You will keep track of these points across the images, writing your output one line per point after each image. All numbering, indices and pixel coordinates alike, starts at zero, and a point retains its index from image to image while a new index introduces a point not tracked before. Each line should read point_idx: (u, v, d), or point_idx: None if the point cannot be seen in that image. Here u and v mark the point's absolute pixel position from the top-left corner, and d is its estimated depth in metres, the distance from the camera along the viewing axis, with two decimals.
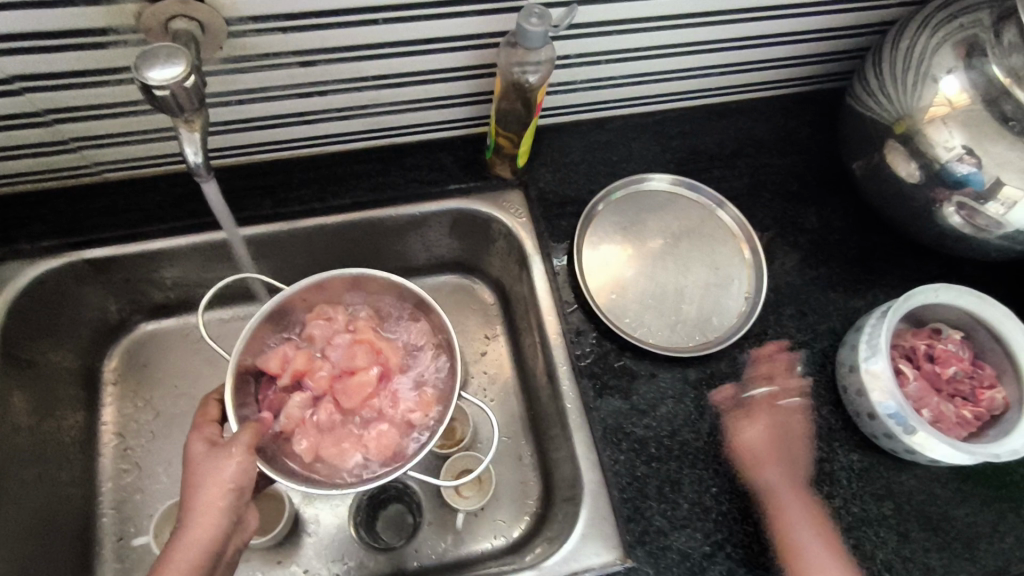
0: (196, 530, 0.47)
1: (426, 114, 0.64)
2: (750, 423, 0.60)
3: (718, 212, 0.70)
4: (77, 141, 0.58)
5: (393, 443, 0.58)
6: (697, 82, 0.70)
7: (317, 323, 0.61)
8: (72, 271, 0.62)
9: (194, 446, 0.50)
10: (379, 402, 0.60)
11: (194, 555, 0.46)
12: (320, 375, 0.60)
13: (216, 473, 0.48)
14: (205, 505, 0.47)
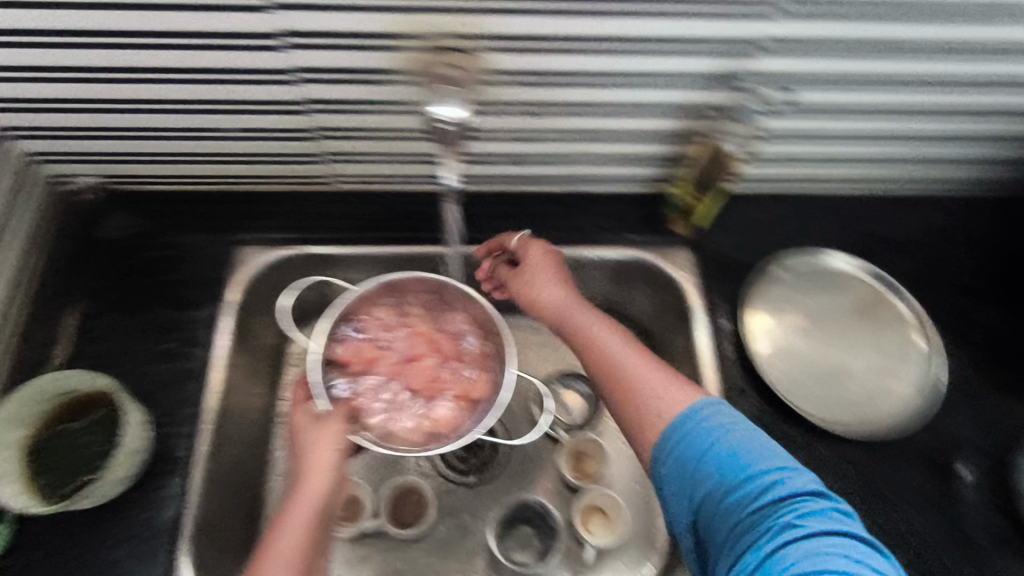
0: (310, 487, 0.51)
1: (620, 168, 0.70)
2: (626, 351, 0.55)
3: (894, 300, 0.70)
4: (329, 156, 0.67)
5: (458, 420, 0.59)
6: (882, 170, 0.72)
7: (380, 318, 0.63)
8: (297, 262, 0.70)
9: (301, 418, 0.56)
10: (441, 381, 0.61)
11: (313, 505, 0.50)
12: (386, 362, 0.61)
13: (326, 435, 0.53)
14: (315, 466, 0.52)
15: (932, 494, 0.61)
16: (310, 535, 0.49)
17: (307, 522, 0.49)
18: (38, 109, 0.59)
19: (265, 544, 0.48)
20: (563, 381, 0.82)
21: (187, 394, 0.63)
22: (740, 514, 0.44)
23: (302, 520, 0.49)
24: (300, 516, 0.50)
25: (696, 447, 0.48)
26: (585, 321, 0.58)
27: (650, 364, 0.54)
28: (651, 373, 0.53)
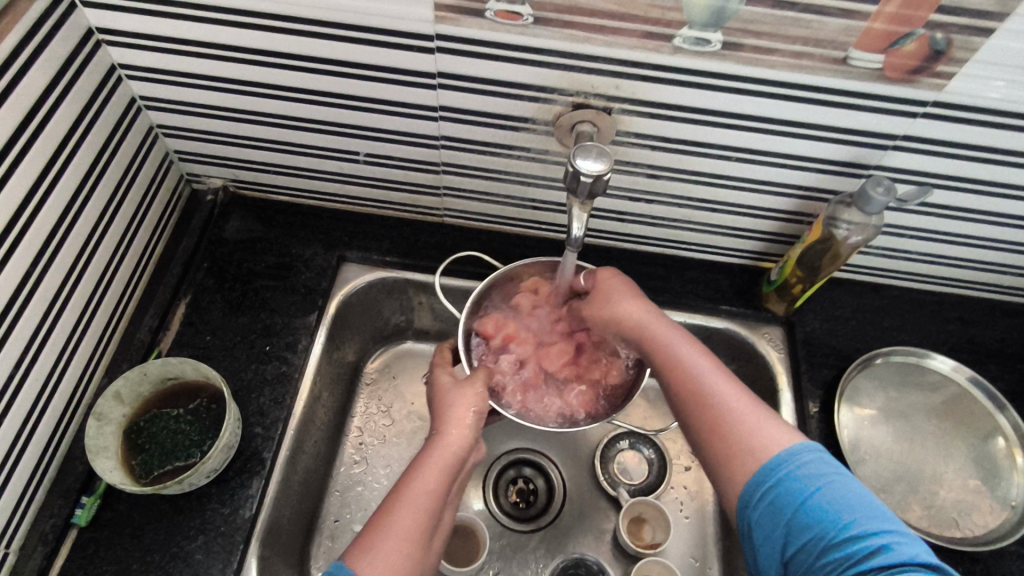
0: (446, 441, 0.57)
1: (724, 239, 0.71)
2: (715, 371, 0.54)
3: (998, 415, 0.66)
4: (447, 188, 0.70)
5: (592, 403, 0.64)
6: (993, 277, 0.71)
7: (524, 295, 0.66)
8: (394, 283, 0.74)
9: (442, 376, 0.61)
10: (577, 365, 0.65)
11: (446, 458, 0.56)
12: (526, 339, 0.65)
13: (464, 396, 0.59)
14: (456, 416, 0.58)
15: None
16: (441, 484, 0.55)
17: (438, 472, 0.55)
18: (198, 112, 0.64)
19: (401, 485, 0.54)
20: (629, 440, 0.81)
21: (280, 396, 0.64)
22: (836, 571, 0.42)
23: (434, 470, 0.55)
24: (432, 466, 0.55)
25: (790, 498, 0.46)
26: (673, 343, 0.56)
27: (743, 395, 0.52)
28: (743, 404, 0.51)
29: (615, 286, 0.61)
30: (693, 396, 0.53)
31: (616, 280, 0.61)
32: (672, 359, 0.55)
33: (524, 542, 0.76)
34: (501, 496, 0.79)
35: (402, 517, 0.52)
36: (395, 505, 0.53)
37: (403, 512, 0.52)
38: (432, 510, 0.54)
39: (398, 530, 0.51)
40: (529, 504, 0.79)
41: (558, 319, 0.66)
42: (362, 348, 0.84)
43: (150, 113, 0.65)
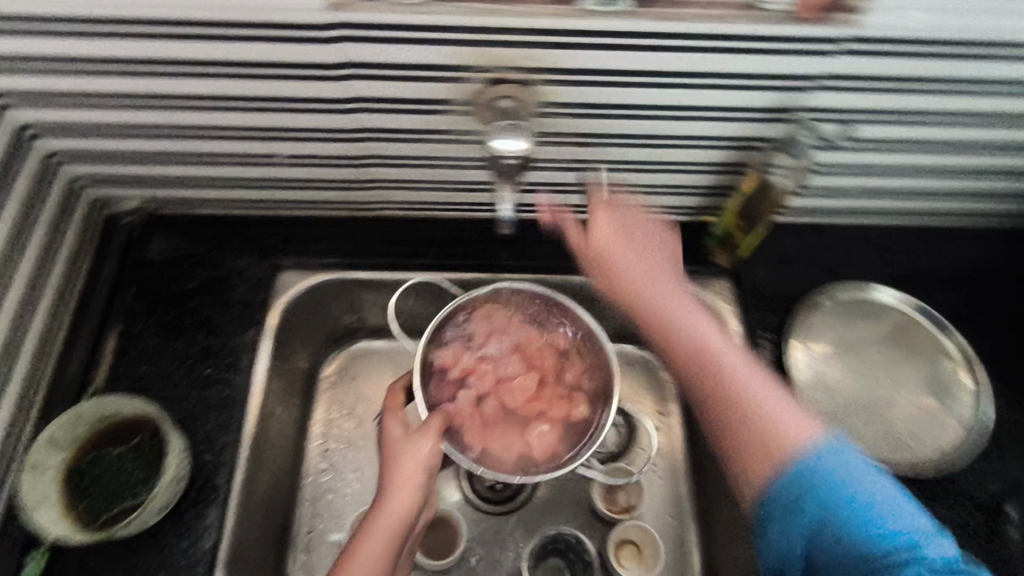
0: (393, 505, 0.55)
1: (669, 199, 0.70)
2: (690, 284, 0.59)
3: (944, 336, 0.68)
4: (378, 182, 0.68)
5: (553, 445, 0.61)
6: (933, 205, 0.71)
7: (482, 325, 0.65)
8: (338, 286, 0.72)
9: (392, 428, 0.59)
10: (539, 403, 0.62)
11: (393, 526, 0.55)
12: (486, 375, 0.63)
13: (412, 456, 0.56)
14: (402, 476, 0.56)
15: (985, 536, 0.60)
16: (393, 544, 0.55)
17: (389, 537, 0.55)
18: (96, 134, 0.60)
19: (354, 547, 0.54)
20: None
21: (227, 420, 0.62)
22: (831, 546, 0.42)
23: (384, 537, 0.54)
24: (383, 530, 0.55)
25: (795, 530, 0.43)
26: (672, 310, 0.55)
27: (745, 360, 0.51)
28: (745, 374, 0.50)
29: (623, 251, 0.59)
30: (695, 365, 0.52)
31: (634, 253, 0.59)
32: (670, 319, 0.55)
33: (503, 525, 0.76)
34: (474, 482, 0.78)
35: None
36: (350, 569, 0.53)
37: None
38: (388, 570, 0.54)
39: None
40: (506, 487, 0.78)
41: (517, 356, 0.64)
42: (314, 353, 0.82)
43: (43, 140, 0.61)
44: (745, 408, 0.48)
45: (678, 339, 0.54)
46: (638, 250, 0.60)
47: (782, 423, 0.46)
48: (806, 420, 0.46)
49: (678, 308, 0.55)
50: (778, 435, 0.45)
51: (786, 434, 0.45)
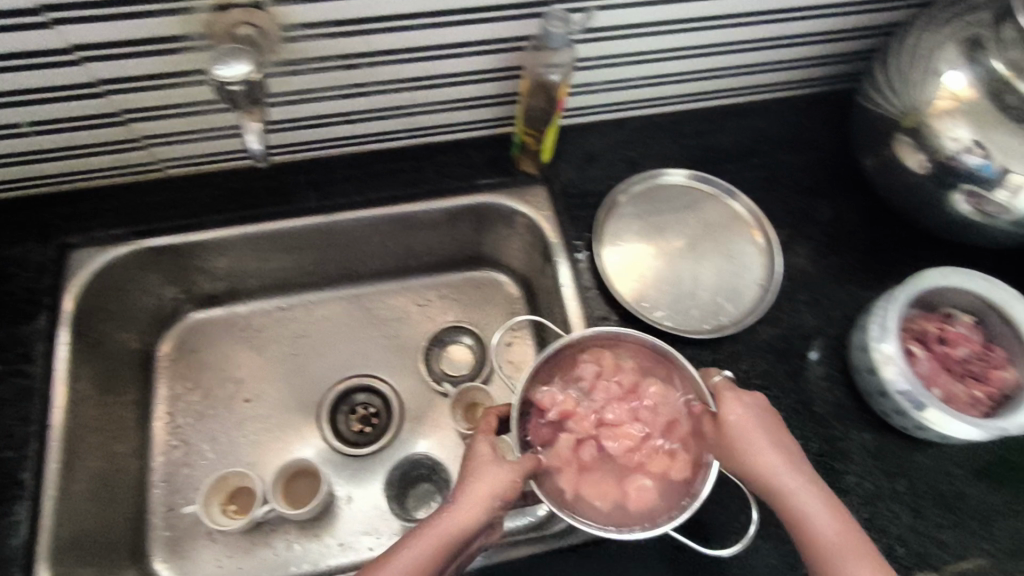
0: (464, 513, 0.51)
1: (461, 113, 0.71)
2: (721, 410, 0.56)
3: (729, 203, 0.75)
4: (149, 138, 0.65)
5: (653, 500, 0.55)
6: (713, 83, 0.76)
7: (591, 366, 0.60)
8: (138, 257, 0.69)
9: (482, 444, 0.56)
10: (591, 453, 0.56)
11: (452, 535, 0.51)
12: (627, 431, 0.56)
13: (495, 472, 0.53)
14: (476, 496, 0.52)
15: (785, 378, 0.66)
16: (436, 560, 0.50)
17: (438, 547, 0.50)
18: None
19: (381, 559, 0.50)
20: (447, 337, 0.84)
21: (25, 413, 0.59)
22: None
23: (431, 546, 0.50)
24: (429, 539, 0.50)
25: None
26: (753, 445, 0.55)
27: (795, 473, 0.54)
28: (805, 494, 0.53)
29: (729, 408, 0.56)
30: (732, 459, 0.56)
31: (752, 420, 0.56)
32: (747, 451, 0.55)
33: (371, 461, 0.78)
34: (340, 427, 0.80)
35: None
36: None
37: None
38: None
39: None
40: (373, 427, 0.80)
41: (642, 401, 0.59)
42: (144, 332, 0.78)
43: None
44: (823, 541, 0.51)
45: (752, 469, 0.54)
46: (751, 413, 0.56)
47: (824, 547, 0.51)
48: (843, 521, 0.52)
49: (752, 431, 0.55)
50: (823, 547, 0.51)
51: (830, 550, 0.51)
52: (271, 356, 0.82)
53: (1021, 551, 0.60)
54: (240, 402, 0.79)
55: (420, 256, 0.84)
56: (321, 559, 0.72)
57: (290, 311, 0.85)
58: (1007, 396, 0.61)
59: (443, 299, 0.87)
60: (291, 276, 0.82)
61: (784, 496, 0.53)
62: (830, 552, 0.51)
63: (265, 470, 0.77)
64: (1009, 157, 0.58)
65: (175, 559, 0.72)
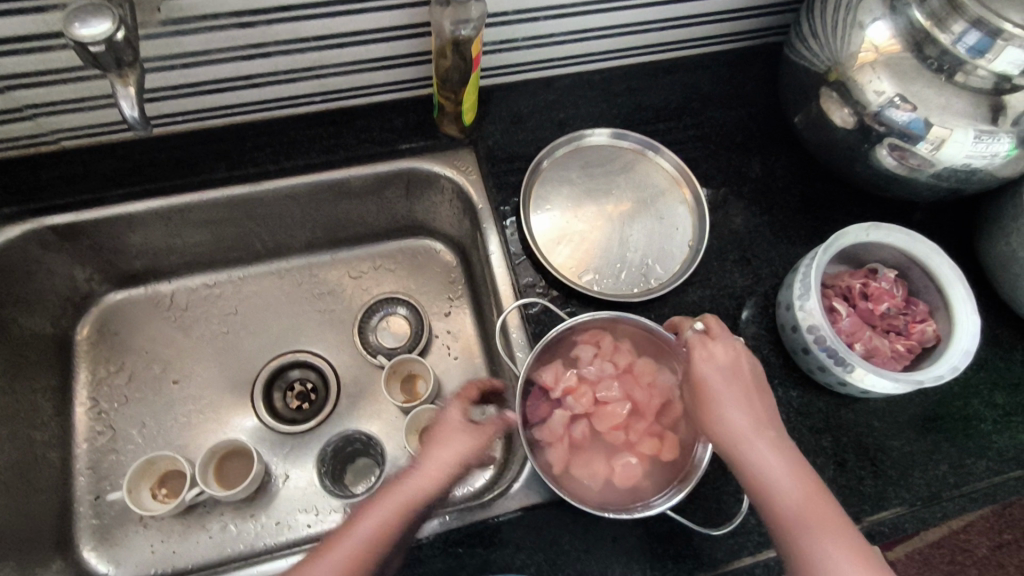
0: (424, 476, 0.53)
1: (373, 75, 0.69)
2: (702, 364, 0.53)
3: (655, 158, 0.73)
4: (32, 108, 0.62)
5: (639, 479, 0.56)
6: (642, 39, 0.73)
7: (589, 346, 0.60)
8: (35, 236, 0.66)
9: (452, 411, 0.58)
10: (632, 431, 0.58)
11: (415, 498, 0.52)
12: (619, 412, 0.58)
13: (457, 439, 0.55)
14: (437, 462, 0.54)
15: None
16: (403, 523, 0.51)
17: (403, 509, 0.51)
18: None
19: (348, 525, 0.50)
20: (382, 309, 0.82)
21: None
22: None
23: (395, 509, 0.51)
24: (394, 501, 0.51)
25: None
26: (722, 407, 0.51)
27: (766, 442, 0.50)
28: (769, 459, 0.49)
29: (702, 369, 0.53)
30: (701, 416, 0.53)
31: (722, 380, 0.52)
32: (710, 412, 0.52)
33: (307, 437, 0.76)
34: (276, 405, 0.78)
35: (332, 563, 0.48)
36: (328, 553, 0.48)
37: (338, 554, 0.48)
38: (381, 554, 0.49)
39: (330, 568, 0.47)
40: (312, 402, 0.78)
41: (641, 383, 0.59)
42: (58, 315, 0.74)
43: None
44: (785, 512, 0.48)
45: (717, 431, 0.51)
46: (717, 371, 0.52)
47: (789, 517, 0.48)
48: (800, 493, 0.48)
49: (721, 386, 0.52)
50: (787, 518, 0.48)
51: (792, 523, 0.48)
52: (199, 335, 0.79)
53: (939, 498, 0.61)
54: (167, 383, 0.77)
55: (350, 227, 0.81)
56: (257, 539, 0.71)
57: (217, 287, 0.81)
58: (927, 348, 0.62)
59: (378, 270, 0.84)
60: (213, 251, 0.79)
61: (742, 455, 0.50)
62: (793, 522, 0.48)
63: (197, 452, 0.74)
64: (929, 110, 0.58)
65: (105, 546, 0.69)
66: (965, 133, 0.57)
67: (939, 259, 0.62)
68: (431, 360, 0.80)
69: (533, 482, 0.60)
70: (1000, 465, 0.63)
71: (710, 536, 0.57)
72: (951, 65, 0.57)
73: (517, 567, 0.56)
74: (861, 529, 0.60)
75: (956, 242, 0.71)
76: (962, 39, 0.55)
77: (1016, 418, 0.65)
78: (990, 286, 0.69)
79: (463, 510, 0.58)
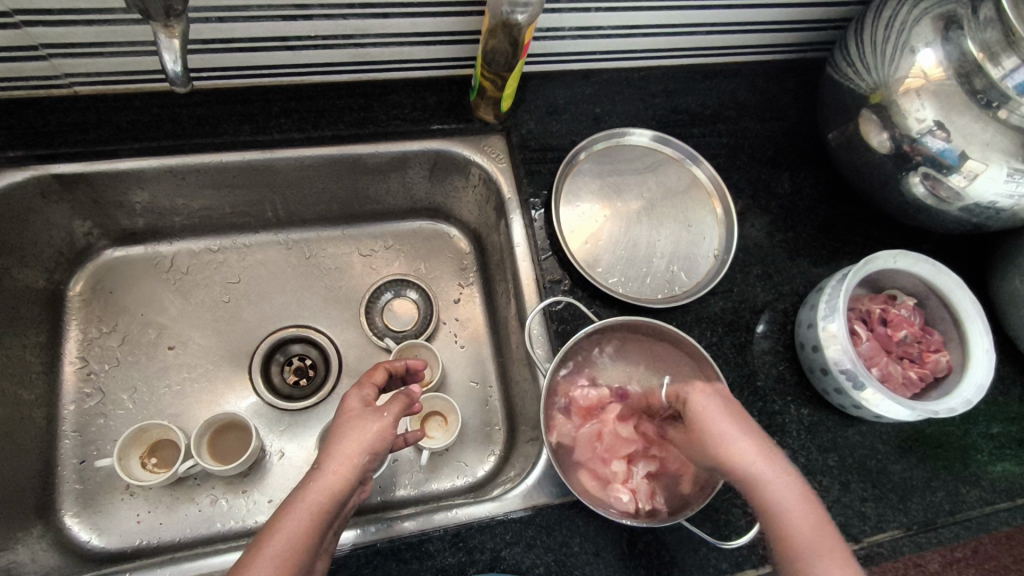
0: (332, 473, 0.48)
1: (412, 49, 0.66)
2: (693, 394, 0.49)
3: (693, 168, 0.73)
4: (49, 47, 0.58)
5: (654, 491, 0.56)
6: (686, 41, 0.73)
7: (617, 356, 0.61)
8: (38, 184, 0.63)
9: (349, 404, 0.54)
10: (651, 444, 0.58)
11: (324, 500, 0.47)
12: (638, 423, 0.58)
13: (362, 428, 0.51)
14: (343, 451, 0.50)
15: (732, 352, 0.66)
16: (317, 526, 0.46)
17: (315, 511, 0.46)
18: None
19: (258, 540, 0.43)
20: (392, 290, 0.80)
21: None
22: None
23: (304, 513, 0.45)
24: (305, 507, 0.46)
25: None
26: (720, 428, 0.46)
27: (780, 473, 0.43)
28: (778, 483, 0.43)
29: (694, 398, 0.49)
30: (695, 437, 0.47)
31: (716, 408, 0.47)
32: (711, 434, 0.46)
33: (306, 415, 0.74)
34: (274, 380, 0.75)
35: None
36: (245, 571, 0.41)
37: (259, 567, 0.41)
38: (306, 557, 0.44)
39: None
40: (310, 379, 0.76)
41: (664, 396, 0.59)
42: (52, 268, 0.71)
43: None
44: (795, 541, 0.41)
45: (715, 453, 0.45)
46: (713, 401, 0.48)
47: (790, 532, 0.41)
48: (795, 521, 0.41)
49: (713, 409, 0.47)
50: (799, 550, 0.41)
51: (804, 547, 0.41)
52: (200, 301, 0.76)
53: (935, 524, 0.62)
54: (163, 349, 0.73)
55: (366, 203, 0.78)
56: (249, 516, 0.68)
57: (221, 253, 0.78)
58: (938, 378, 0.63)
59: (389, 250, 0.82)
60: (222, 215, 0.75)
61: (750, 484, 0.44)
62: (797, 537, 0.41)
63: (190, 422, 0.71)
64: (968, 142, 0.57)
65: (88, 513, 0.66)
66: (998, 170, 0.57)
67: (960, 292, 0.63)
68: (438, 347, 0.78)
69: (546, 480, 0.59)
70: (993, 496, 0.64)
71: (717, 547, 0.57)
72: (996, 99, 0.56)
73: (526, 566, 0.55)
74: (860, 549, 0.61)
75: (968, 274, 0.73)
76: (1012, 75, 0.54)
77: (1010, 450, 0.67)
78: (998, 321, 0.70)
79: (387, 522, 0.57)
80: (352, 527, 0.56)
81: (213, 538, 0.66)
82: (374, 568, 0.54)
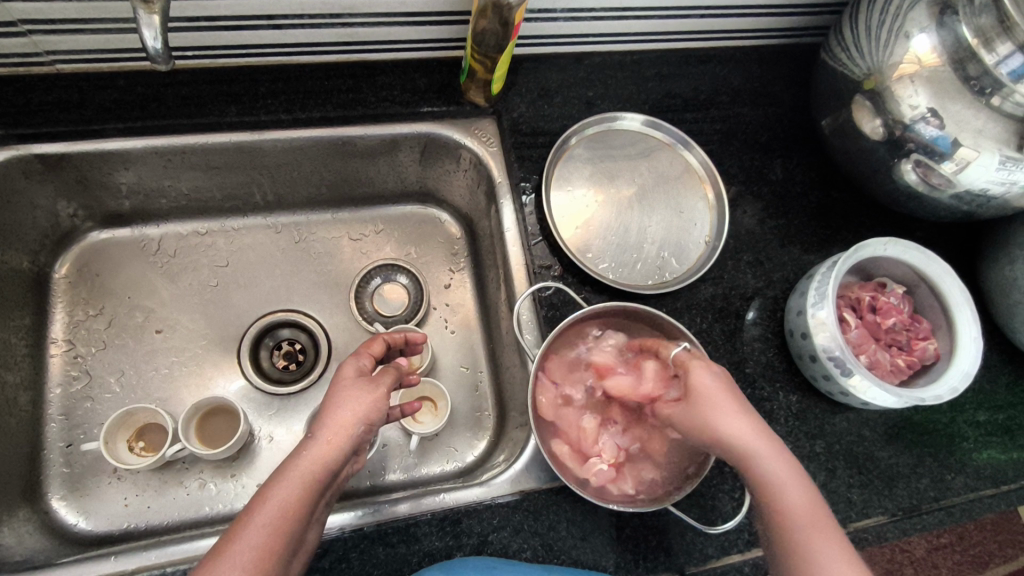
0: (326, 443, 0.48)
1: (402, 30, 0.66)
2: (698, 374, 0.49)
3: (685, 154, 0.72)
4: (28, 24, 0.57)
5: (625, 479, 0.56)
6: (680, 24, 0.72)
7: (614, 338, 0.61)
8: (21, 164, 0.62)
9: (344, 371, 0.54)
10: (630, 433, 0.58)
11: (318, 469, 0.47)
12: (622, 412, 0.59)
13: (355, 398, 0.51)
14: (337, 421, 0.49)
15: (721, 339, 0.66)
16: (309, 495, 0.46)
17: (307, 481, 0.46)
18: None
19: (249, 510, 0.43)
20: (382, 275, 0.79)
21: None
22: None
23: (298, 482, 0.45)
24: (297, 476, 0.46)
25: None
26: (721, 414, 0.46)
27: (768, 443, 0.45)
28: (775, 462, 0.44)
29: (696, 376, 0.49)
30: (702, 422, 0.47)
31: (719, 390, 0.48)
32: (708, 414, 0.47)
33: (294, 400, 0.73)
34: (263, 365, 0.75)
35: (247, 547, 0.41)
36: (237, 538, 0.41)
37: (250, 539, 0.41)
38: (298, 527, 0.44)
39: (243, 556, 0.40)
40: (300, 363, 0.76)
41: None
42: (37, 250, 0.70)
43: None
44: (787, 515, 0.43)
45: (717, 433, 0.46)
46: (714, 380, 0.48)
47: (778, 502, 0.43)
48: (794, 494, 0.43)
49: (718, 396, 0.47)
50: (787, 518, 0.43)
51: (796, 525, 0.42)
52: (187, 284, 0.75)
53: (919, 510, 0.63)
54: (150, 332, 0.73)
55: (357, 186, 0.77)
56: (237, 499, 0.67)
57: (209, 236, 0.77)
58: (926, 365, 0.63)
59: (379, 234, 0.81)
60: (210, 199, 0.74)
61: (749, 459, 0.45)
62: (787, 511, 0.43)
63: (178, 406, 0.71)
64: (961, 129, 0.57)
65: (75, 497, 0.66)
66: (991, 158, 0.56)
67: (950, 280, 0.63)
68: (428, 332, 0.78)
69: (534, 465, 0.59)
70: (978, 482, 0.65)
71: (703, 532, 0.58)
72: (990, 86, 0.56)
73: (513, 550, 0.56)
74: (845, 535, 0.61)
75: (958, 262, 0.73)
76: (1006, 62, 0.54)
77: (996, 438, 0.67)
78: (986, 309, 0.71)
79: (376, 506, 0.57)
80: (344, 510, 0.57)
81: (201, 521, 0.66)
82: (360, 552, 0.54)
